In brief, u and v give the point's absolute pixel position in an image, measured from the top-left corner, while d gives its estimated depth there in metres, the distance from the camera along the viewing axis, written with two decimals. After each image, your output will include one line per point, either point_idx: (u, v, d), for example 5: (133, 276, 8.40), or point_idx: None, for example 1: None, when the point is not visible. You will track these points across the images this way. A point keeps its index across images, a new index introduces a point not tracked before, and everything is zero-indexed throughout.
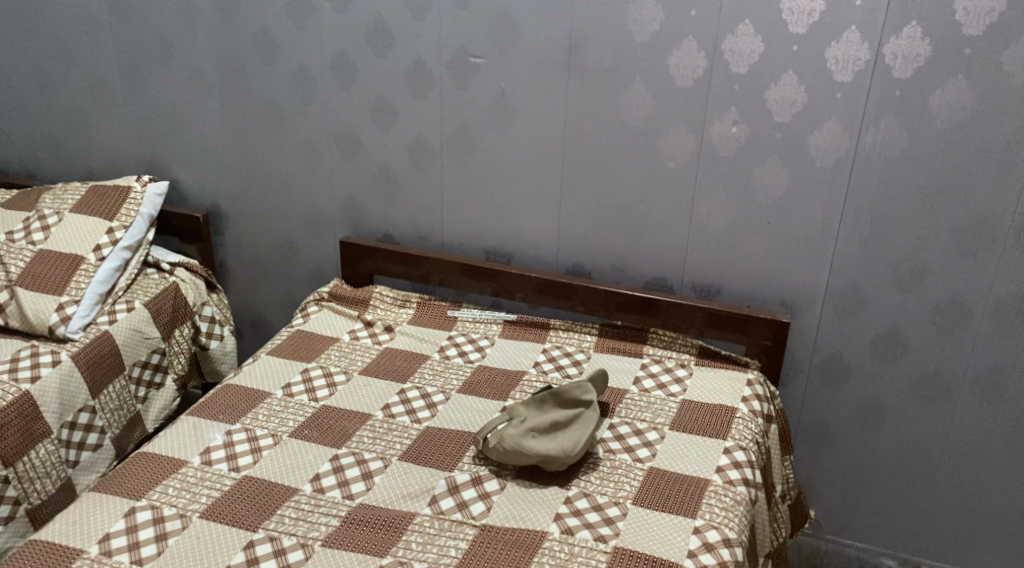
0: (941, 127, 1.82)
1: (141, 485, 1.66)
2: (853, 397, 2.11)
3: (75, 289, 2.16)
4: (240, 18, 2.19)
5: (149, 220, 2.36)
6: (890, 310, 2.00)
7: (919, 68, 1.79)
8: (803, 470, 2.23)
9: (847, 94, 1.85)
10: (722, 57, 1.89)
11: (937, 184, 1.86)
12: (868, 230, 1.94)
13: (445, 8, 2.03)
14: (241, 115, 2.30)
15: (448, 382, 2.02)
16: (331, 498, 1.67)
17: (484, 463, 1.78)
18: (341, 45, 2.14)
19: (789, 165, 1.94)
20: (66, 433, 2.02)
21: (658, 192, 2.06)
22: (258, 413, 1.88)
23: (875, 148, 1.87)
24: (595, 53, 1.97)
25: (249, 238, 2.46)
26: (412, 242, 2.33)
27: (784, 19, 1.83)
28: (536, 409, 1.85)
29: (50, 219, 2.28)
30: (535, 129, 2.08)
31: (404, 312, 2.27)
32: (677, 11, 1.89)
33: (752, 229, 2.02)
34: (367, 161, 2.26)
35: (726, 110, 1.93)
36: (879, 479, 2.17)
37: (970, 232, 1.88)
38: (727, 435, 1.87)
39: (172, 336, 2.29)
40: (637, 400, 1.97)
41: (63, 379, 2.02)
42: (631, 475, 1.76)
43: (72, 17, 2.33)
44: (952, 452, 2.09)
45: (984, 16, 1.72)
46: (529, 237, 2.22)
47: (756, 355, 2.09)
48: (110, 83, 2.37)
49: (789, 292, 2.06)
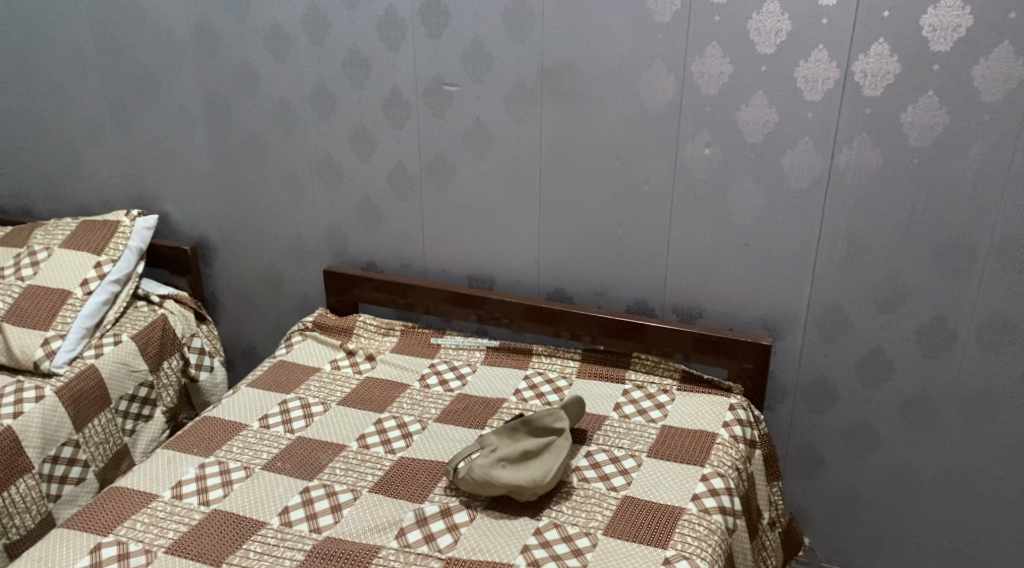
0: (914, 144, 1.79)
1: (110, 520, 1.67)
2: (842, 420, 2.06)
3: (61, 323, 2.19)
4: (222, 53, 2.22)
5: (138, 253, 2.39)
6: (874, 331, 1.96)
7: (889, 86, 1.77)
8: (795, 495, 2.18)
9: (818, 113, 1.82)
10: (691, 79, 1.88)
11: (914, 203, 1.83)
12: (847, 250, 1.91)
13: (419, 37, 2.04)
14: (226, 148, 2.33)
15: (426, 411, 2.01)
16: (298, 531, 1.66)
17: (455, 494, 1.76)
18: (319, 77, 2.16)
19: (764, 186, 1.91)
20: (48, 468, 2.04)
21: (635, 216, 2.04)
22: (233, 446, 1.88)
23: (849, 167, 1.84)
24: (567, 79, 1.97)
25: (237, 269, 2.48)
26: (396, 269, 2.32)
27: (752, 40, 1.82)
28: (507, 438, 1.83)
29: (39, 255, 2.32)
30: (510, 156, 2.08)
31: (388, 340, 2.26)
32: (646, 34, 1.88)
33: (729, 251, 2.00)
34: (348, 191, 2.26)
35: (699, 132, 1.92)
36: (872, 504, 2.12)
37: (950, 250, 1.84)
38: (706, 462, 1.84)
39: (161, 368, 2.32)
40: (616, 427, 1.95)
41: (46, 414, 2.04)
42: (604, 504, 1.73)
43: (62, 56, 2.37)
44: (946, 476, 2.03)
45: (952, 32, 1.70)
46: (510, 263, 2.20)
47: (740, 379, 2.05)
48: (100, 119, 2.41)
49: (771, 314, 2.03)
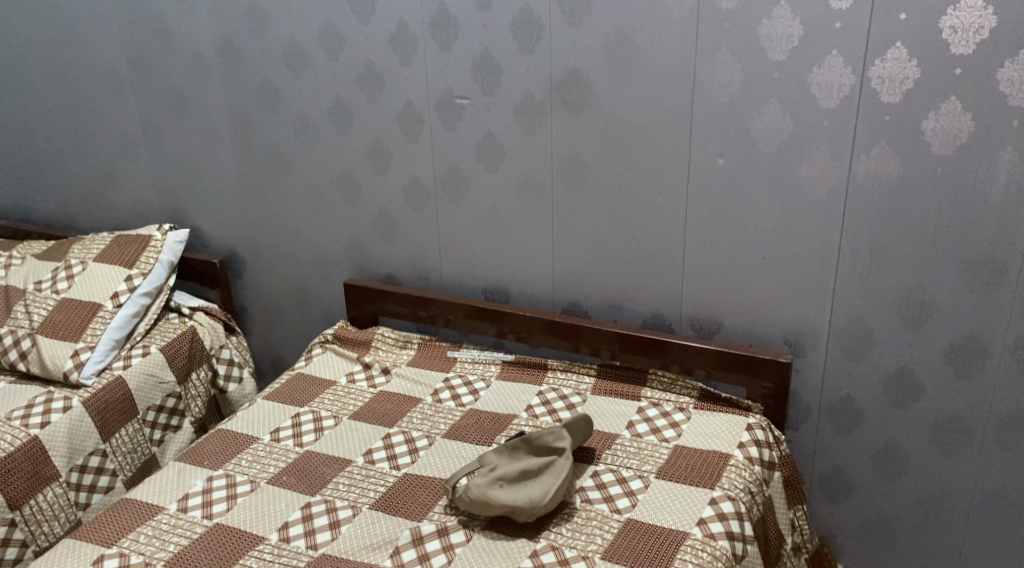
0: (937, 153, 1.69)
1: (117, 531, 1.71)
2: (869, 442, 1.97)
3: (91, 335, 2.25)
4: (244, 70, 2.26)
5: (169, 266, 2.45)
6: (900, 348, 1.86)
7: (908, 92, 1.68)
8: (822, 518, 2.09)
9: (833, 121, 1.74)
10: (702, 87, 1.82)
11: (939, 214, 1.73)
12: (868, 264, 1.82)
13: (430, 51, 2.03)
14: (251, 163, 2.37)
15: (435, 426, 1.99)
16: (295, 547, 1.66)
17: (454, 513, 1.73)
18: (336, 93, 2.17)
19: (780, 197, 1.84)
20: (76, 477, 2.10)
21: (649, 228, 1.98)
22: (242, 459, 1.90)
23: (868, 178, 1.76)
24: (577, 90, 1.93)
25: (264, 281, 2.52)
26: (415, 282, 2.32)
27: (763, 46, 1.75)
28: (508, 457, 1.80)
29: (75, 269, 2.39)
30: (523, 168, 2.05)
31: (405, 353, 2.26)
32: (655, 41, 1.82)
33: (746, 265, 1.93)
34: (367, 204, 2.27)
35: (711, 142, 1.85)
36: (904, 530, 2.01)
37: (979, 264, 1.74)
38: (716, 485, 1.77)
39: (188, 379, 2.37)
40: (626, 445, 1.89)
41: (73, 424, 2.10)
42: (604, 528, 1.69)
43: (98, 76, 2.45)
44: (981, 502, 1.91)
45: (974, 34, 1.60)
46: (526, 276, 2.18)
47: (760, 398, 1.98)
48: (133, 136, 2.48)
49: (791, 331, 1.95)
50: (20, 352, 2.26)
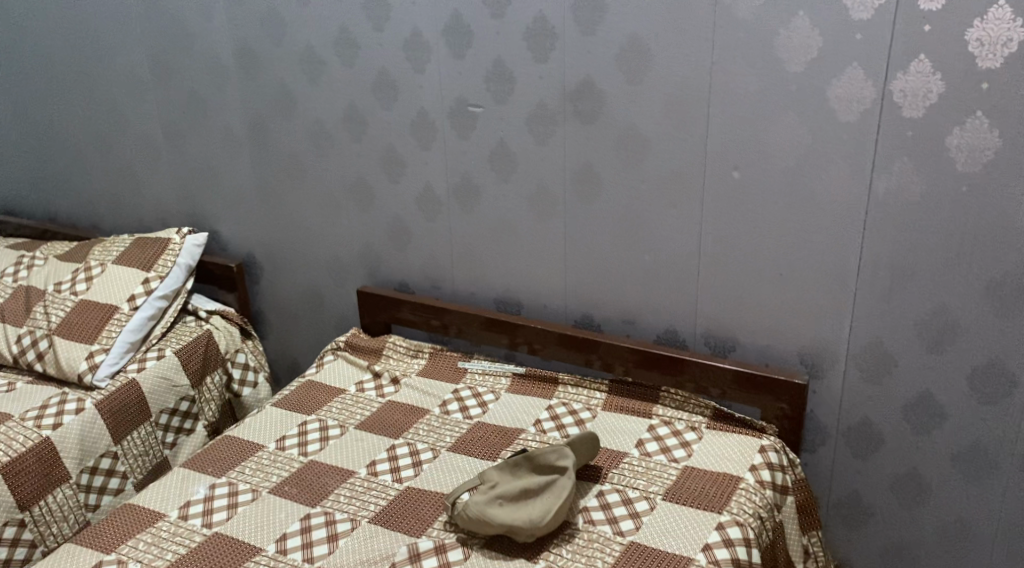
0: (961, 170, 1.62)
1: (116, 538, 1.71)
2: (888, 468, 1.90)
3: (106, 337, 2.26)
4: (261, 75, 2.25)
5: (187, 269, 2.46)
6: (921, 372, 1.79)
7: (931, 107, 1.61)
8: (838, 544, 2.03)
9: (853, 135, 1.68)
10: (717, 99, 1.77)
11: (962, 234, 1.66)
12: (888, 284, 1.75)
13: (443, 58, 2.00)
14: (268, 168, 2.36)
15: (441, 438, 1.97)
16: (291, 560, 1.65)
17: (453, 530, 1.71)
18: (351, 99, 2.16)
19: (796, 213, 1.78)
20: (86, 479, 2.10)
21: (663, 242, 1.94)
22: (245, 467, 1.89)
23: (889, 195, 1.69)
24: (590, 99, 1.88)
25: (281, 286, 2.52)
26: (428, 291, 2.30)
27: (781, 57, 1.69)
28: (509, 475, 1.76)
29: (94, 271, 2.41)
30: (536, 178, 2.02)
31: (415, 363, 2.24)
32: (670, 50, 1.77)
33: (761, 282, 1.87)
34: (381, 212, 2.25)
35: (726, 155, 1.80)
36: (924, 560, 1.94)
37: (1005, 287, 1.66)
38: (724, 509, 1.71)
39: (202, 383, 2.37)
40: (634, 465, 1.85)
41: (84, 427, 2.11)
42: (606, 550, 1.64)
43: (121, 79, 2.46)
44: (1005, 534, 1.83)
45: (1002, 47, 1.53)
46: (539, 288, 2.14)
47: (775, 419, 1.92)
48: (155, 139, 2.49)
49: (808, 351, 1.88)
50: (37, 352, 2.28)
